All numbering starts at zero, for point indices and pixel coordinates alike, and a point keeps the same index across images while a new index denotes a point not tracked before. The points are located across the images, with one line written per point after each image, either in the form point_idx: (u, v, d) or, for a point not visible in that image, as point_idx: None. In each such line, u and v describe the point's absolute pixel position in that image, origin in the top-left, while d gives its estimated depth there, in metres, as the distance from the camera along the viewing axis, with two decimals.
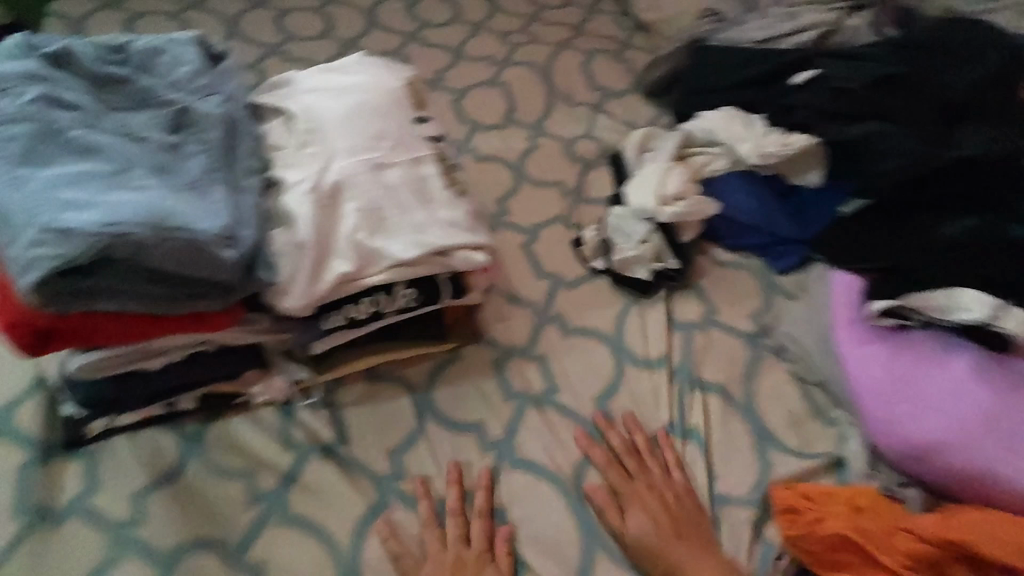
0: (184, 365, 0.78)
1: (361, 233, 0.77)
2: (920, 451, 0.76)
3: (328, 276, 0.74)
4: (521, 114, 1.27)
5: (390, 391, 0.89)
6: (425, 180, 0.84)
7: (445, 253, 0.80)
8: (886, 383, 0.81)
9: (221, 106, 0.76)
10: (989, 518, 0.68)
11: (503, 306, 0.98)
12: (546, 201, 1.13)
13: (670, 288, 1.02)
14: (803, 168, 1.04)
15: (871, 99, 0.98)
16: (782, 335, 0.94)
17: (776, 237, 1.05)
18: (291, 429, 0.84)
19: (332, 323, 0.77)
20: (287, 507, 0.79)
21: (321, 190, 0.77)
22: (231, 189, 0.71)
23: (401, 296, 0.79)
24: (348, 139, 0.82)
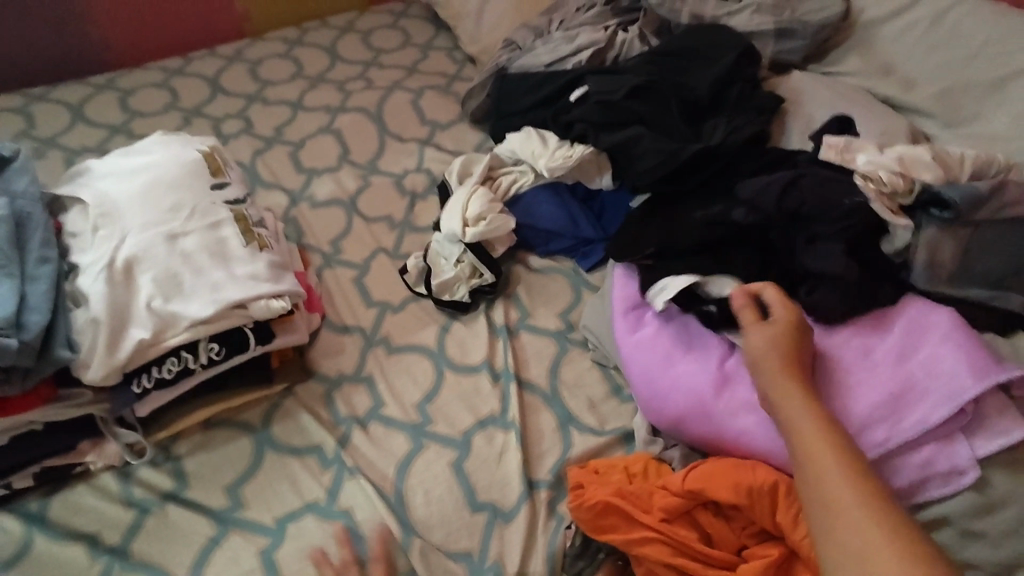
0: (12, 446, 0.84)
1: (157, 299, 0.85)
2: (673, 423, 0.84)
3: (126, 344, 0.82)
4: (354, 157, 1.38)
5: (228, 436, 0.94)
6: (224, 241, 0.93)
7: (244, 305, 0.88)
8: (649, 367, 0.88)
9: (7, 206, 0.85)
10: (724, 465, 0.77)
11: (334, 338, 1.07)
12: (374, 236, 1.23)
13: (489, 300, 1.12)
14: (594, 173, 1.15)
15: (630, 109, 1.11)
16: (584, 328, 1.05)
17: (581, 239, 1.16)
18: (128, 484, 0.89)
19: (142, 387, 0.84)
20: (130, 557, 0.83)
21: (115, 267, 0.85)
22: (22, 281, 0.80)
23: (204, 350, 0.86)
24: (142, 215, 0.90)
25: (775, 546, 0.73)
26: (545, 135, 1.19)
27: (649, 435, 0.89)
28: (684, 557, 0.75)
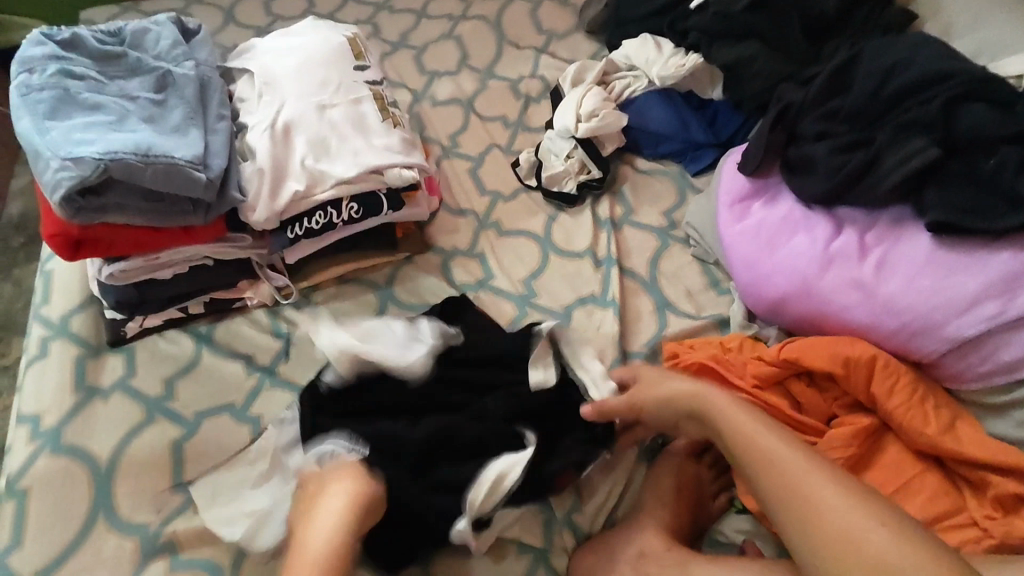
0: (188, 275, 0.99)
1: (309, 159, 0.96)
2: (774, 304, 0.88)
3: (285, 193, 0.94)
4: (473, 62, 1.44)
5: (357, 291, 1.07)
6: (364, 115, 1.03)
7: (382, 171, 0.99)
8: (753, 250, 0.91)
9: (195, 70, 0.98)
10: (823, 340, 0.79)
11: (450, 219, 1.16)
12: (490, 133, 1.30)
13: (595, 196, 1.16)
14: (707, 84, 1.17)
15: (746, 22, 1.09)
16: (687, 226, 1.08)
17: (690, 143, 1.18)
18: (276, 320, 1.03)
19: (294, 234, 0.97)
20: (277, 376, 0.98)
21: (276, 128, 0.97)
22: (206, 132, 0.93)
23: (346, 208, 0.98)
24: (298, 87, 1.02)
25: (865, 416, 0.76)
26: (660, 43, 1.21)
27: (746, 319, 0.93)
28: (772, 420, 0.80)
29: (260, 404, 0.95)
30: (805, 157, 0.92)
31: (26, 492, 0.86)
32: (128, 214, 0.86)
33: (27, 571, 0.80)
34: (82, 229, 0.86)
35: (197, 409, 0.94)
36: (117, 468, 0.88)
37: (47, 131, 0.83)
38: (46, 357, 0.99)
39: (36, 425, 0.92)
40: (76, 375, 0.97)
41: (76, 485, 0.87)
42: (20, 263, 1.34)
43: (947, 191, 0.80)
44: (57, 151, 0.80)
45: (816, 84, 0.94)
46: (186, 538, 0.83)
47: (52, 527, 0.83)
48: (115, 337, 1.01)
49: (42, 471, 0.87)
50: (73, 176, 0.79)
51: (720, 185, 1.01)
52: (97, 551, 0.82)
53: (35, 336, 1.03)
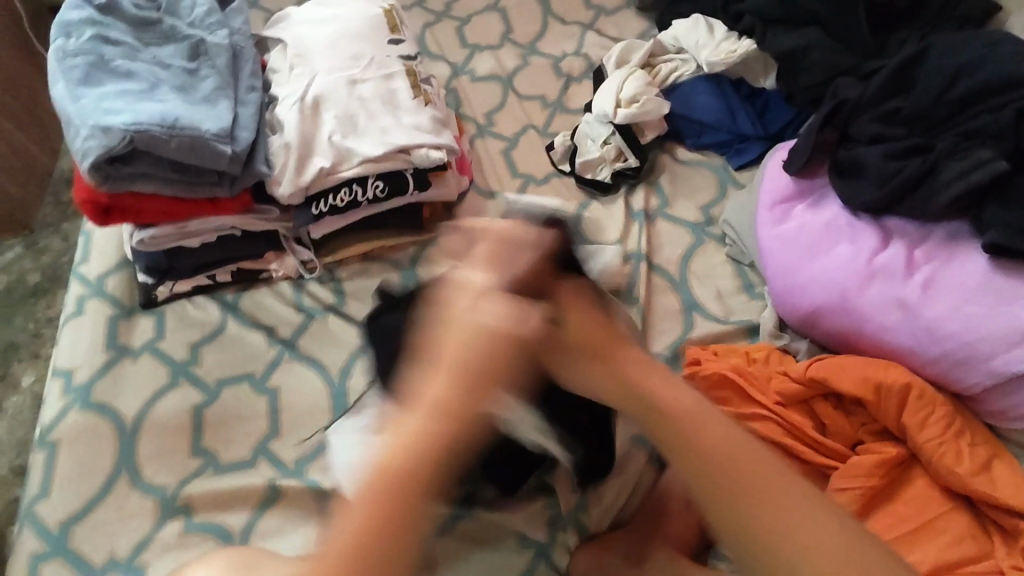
0: (216, 244, 1.01)
1: (336, 135, 0.95)
2: (807, 317, 0.83)
3: (311, 169, 0.93)
4: (517, 37, 1.40)
5: (381, 269, 1.06)
6: (394, 92, 1.01)
7: (408, 151, 0.97)
8: (789, 258, 0.86)
9: (228, 38, 0.97)
10: (854, 361, 0.74)
11: (479, 201, 1.13)
12: (528, 113, 1.27)
13: (629, 186, 1.12)
14: (759, 73, 1.11)
15: (807, 7, 1.02)
16: (724, 223, 1.03)
17: (736, 134, 1.11)
18: (300, 293, 1.04)
19: (320, 210, 0.97)
20: (298, 349, 0.99)
21: (305, 101, 0.96)
22: (234, 103, 0.93)
23: (371, 186, 0.97)
24: (328, 61, 1.00)
25: (892, 446, 0.71)
26: (712, 25, 1.13)
27: (776, 329, 0.88)
28: (793, 440, 0.76)
29: (279, 376, 0.96)
30: (857, 162, 0.84)
31: (55, 444, 0.90)
32: (154, 184, 0.86)
33: (53, 520, 0.84)
34: (110, 196, 0.86)
35: (219, 377, 0.97)
36: (140, 428, 0.92)
37: (78, 97, 0.83)
38: (82, 314, 1.03)
39: (68, 380, 0.96)
40: (109, 334, 1.01)
41: (102, 440, 0.91)
42: (70, 218, 1.40)
43: (1009, 211, 0.74)
44: (86, 119, 0.80)
45: (876, 81, 0.86)
46: (201, 500, 0.85)
47: (79, 480, 0.87)
48: (147, 299, 1.04)
49: (70, 425, 0.91)
50: (100, 145, 0.79)
51: (762, 184, 0.95)
52: (118, 507, 0.85)
53: (73, 293, 1.06)
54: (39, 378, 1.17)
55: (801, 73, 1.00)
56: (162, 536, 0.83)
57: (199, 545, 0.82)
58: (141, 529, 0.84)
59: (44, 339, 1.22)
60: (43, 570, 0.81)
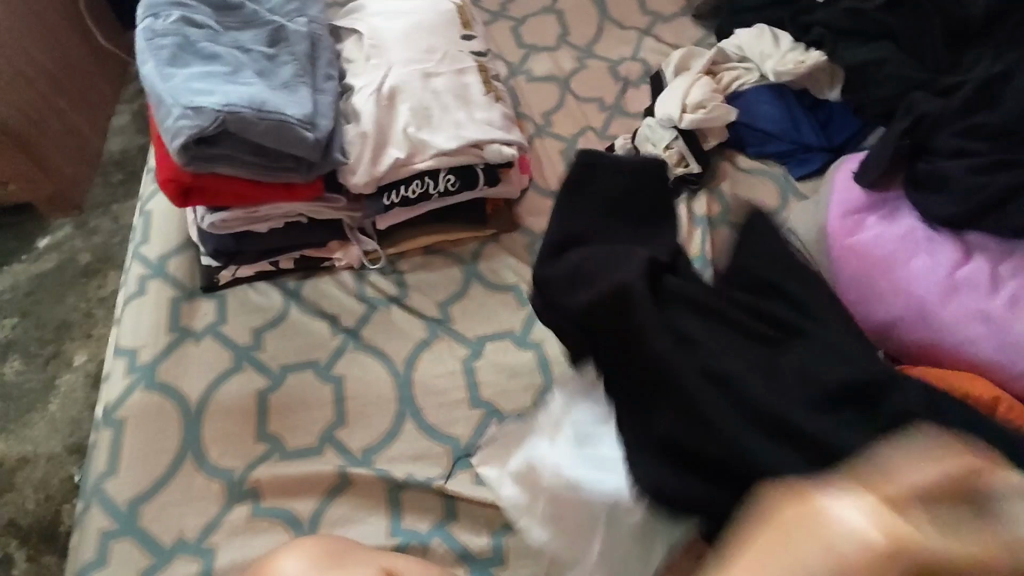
0: (283, 231, 1.00)
1: (411, 127, 0.95)
2: (882, 329, 0.84)
3: (386, 160, 0.94)
4: (574, 40, 1.40)
5: (443, 263, 1.06)
6: (467, 87, 1.01)
7: (480, 146, 0.97)
8: (864, 271, 0.87)
9: (306, 26, 0.98)
10: (936, 374, 0.75)
11: (541, 200, 1.14)
12: (587, 115, 1.27)
13: (691, 191, 1.12)
14: (825, 85, 1.10)
15: (880, 20, 1.02)
16: (786, 230, 1.02)
17: (798, 144, 1.12)
18: (362, 283, 1.04)
19: (390, 201, 0.97)
20: (361, 339, 0.99)
21: (381, 93, 0.97)
22: (313, 90, 0.93)
23: (442, 180, 0.97)
24: (404, 53, 1.01)
25: None
26: (778, 36, 1.14)
27: None
28: None
29: (343, 365, 0.96)
30: (937, 173, 0.85)
31: (122, 422, 0.90)
32: (236, 165, 0.87)
33: (121, 498, 0.84)
34: (193, 176, 0.88)
35: (283, 363, 0.97)
36: (204, 410, 0.92)
37: (168, 78, 0.84)
38: (143, 294, 1.02)
39: (132, 358, 0.96)
40: (171, 316, 1.00)
41: (167, 420, 0.90)
42: (120, 199, 1.40)
43: None
44: (178, 99, 0.82)
45: (957, 97, 0.87)
46: (268, 485, 0.85)
47: (146, 460, 0.87)
48: (208, 283, 1.03)
49: (135, 404, 0.91)
50: (191, 125, 0.81)
51: (831, 195, 0.95)
52: (185, 488, 0.85)
53: (133, 273, 1.06)
54: (92, 357, 1.19)
55: (874, 87, 1.01)
56: (230, 519, 0.83)
57: (267, 530, 0.82)
58: (209, 512, 0.84)
59: (96, 319, 1.23)
60: (113, 547, 0.81)
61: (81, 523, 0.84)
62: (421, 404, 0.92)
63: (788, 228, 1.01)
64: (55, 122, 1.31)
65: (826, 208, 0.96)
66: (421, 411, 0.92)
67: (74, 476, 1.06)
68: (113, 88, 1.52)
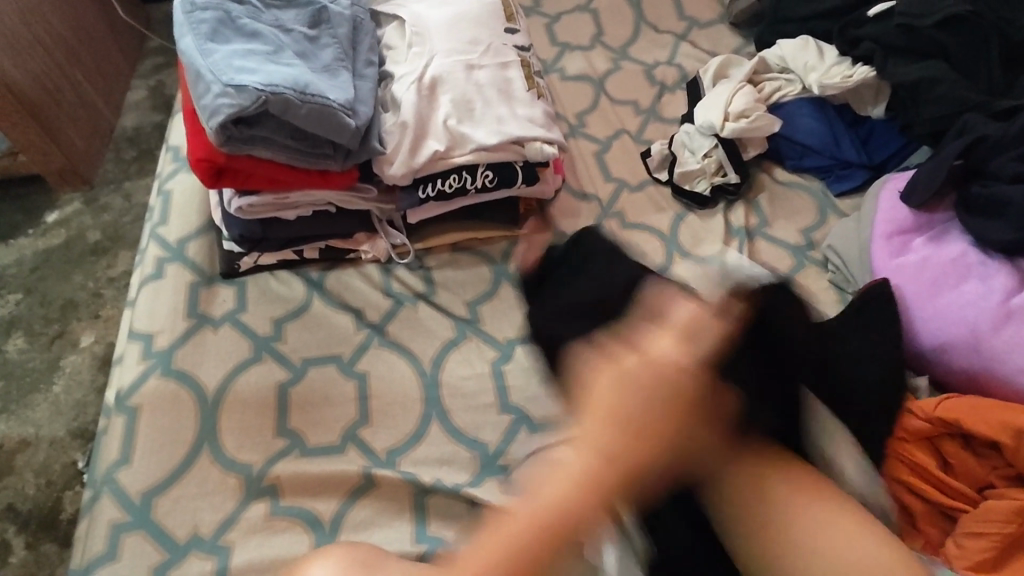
0: (311, 220, 0.96)
1: (452, 120, 0.92)
2: (929, 354, 0.82)
3: (425, 151, 0.90)
4: (609, 39, 1.35)
5: (471, 261, 1.02)
6: (510, 82, 0.98)
7: (521, 143, 0.94)
8: (913, 294, 0.85)
9: (349, 10, 0.95)
10: (988, 403, 0.74)
11: (573, 201, 1.10)
12: (621, 117, 1.23)
13: (728, 201, 1.09)
14: (868, 102, 1.08)
15: (937, 39, 1.00)
16: (826, 249, 1.00)
17: (839, 160, 1.09)
18: (388, 278, 1.00)
19: (425, 194, 0.94)
20: (386, 335, 0.95)
21: (423, 82, 0.94)
22: (354, 76, 0.90)
23: (480, 175, 0.94)
24: (447, 43, 0.98)
25: None
26: (822, 48, 1.12)
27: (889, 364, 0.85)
28: (918, 479, 0.74)
29: (367, 361, 0.92)
30: (996, 198, 0.84)
31: (136, 410, 0.86)
32: (274, 148, 0.84)
33: (135, 490, 0.81)
34: (228, 157, 0.85)
35: (305, 356, 0.92)
36: (222, 402, 0.87)
37: (209, 53, 0.82)
38: (161, 277, 0.98)
39: (148, 344, 0.92)
40: (189, 301, 0.96)
41: (183, 410, 0.87)
42: (132, 177, 1.35)
43: None
44: (219, 76, 0.79)
45: (1020, 121, 0.86)
46: (289, 483, 0.82)
47: (160, 451, 0.83)
48: (228, 269, 0.99)
49: (151, 391, 0.88)
50: (232, 103, 0.78)
51: (876, 214, 0.93)
52: (201, 482, 0.82)
53: (151, 255, 1.01)
54: (99, 339, 1.15)
55: (924, 107, 0.99)
56: (248, 516, 0.80)
57: (286, 530, 0.79)
58: (226, 507, 0.80)
59: (104, 299, 1.19)
60: (125, 540, 0.78)
61: (90, 513, 0.80)
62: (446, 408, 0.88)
63: (828, 245, 0.98)
64: (68, 93, 1.26)
65: (870, 226, 0.93)
66: (447, 413, 0.88)
67: (77, 462, 1.02)
68: (127, 61, 1.47)
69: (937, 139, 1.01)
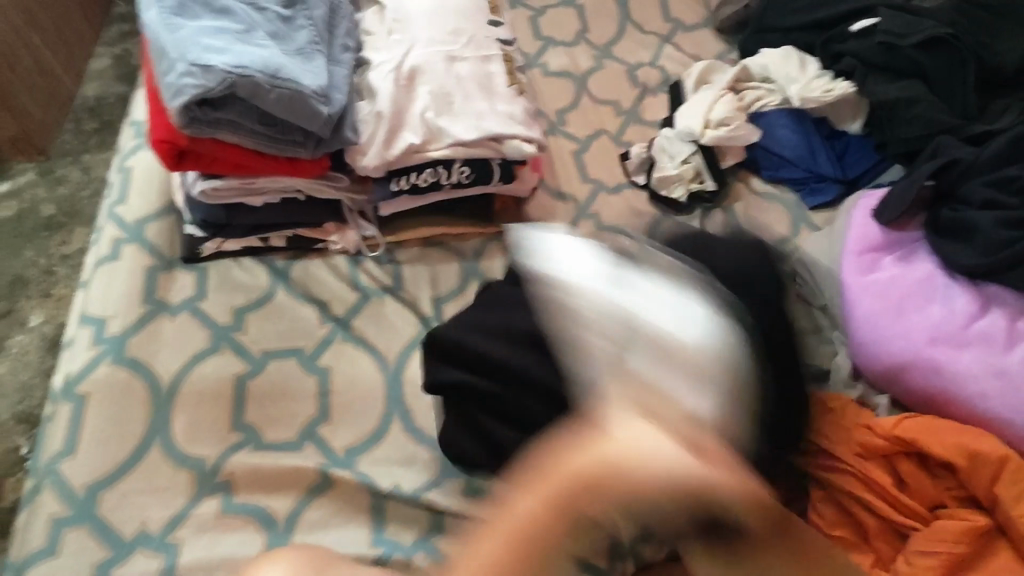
0: (279, 207, 0.93)
1: (429, 112, 0.90)
2: (890, 372, 0.83)
3: (399, 143, 0.88)
4: (593, 36, 1.32)
5: (442, 257, 1.00)
6: (491, 76, 0.96)
7: (499, 140, 0.92)
8: (879, 312, 0.86)
9: None
10: (944, 425, 0.75)
11: (550, 201, 1.08)
12: (602, 117, 1.21)
13: (703, 209, 1.09)
14: (846, 117, 1.09)
15: (915, 59, 1.01)
16: (798, 260, 1.00)
17: (814, 173, 1.09)
18: (355, 270, 0.97)
19: (399, 187, 0.92)
20: (350, 329, 0.92)
21: (401, 72, 0.91)
22: (328, 60, 0.87)
23: (456, 171, 0.92)
24: (428, 32, 0.95)
25: (979, 515, 0.71)
26: (804, 60, 1.12)
27: (851, 378, 0.88)
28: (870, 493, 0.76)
29: (330, 356, 0.89)
30: (966, 222, 0.86)
31: (83, 398, 0.82)
32: (240, 133, 0.81)
33: (79, 483, 0.77)
34: (192, 139, 0.82)
35: (265, 348, 0.89)
36: (176, 394, 0.84)
37: (175, 29, 0.78)
38: (117, 259, 0.94)
39: (100, 329, 0.88)
40: (145, 286, 0.92)
41: (134, 400, 0.83)
42: (92, 149, 1.29)
43: None
44: (184, 54, 0.76)
45: (990, 148, 0.88)
46: (244, 479, 0.79)
47: (108, 443, 0.80)
48: (189, 254, 0.95)
49: (101, 379, 0.84)
50: (198, 84, 0.74)
51: (846, 230, 0.95)
52: (150, 476, 0.79)
53: (107, 235, 0.97)
54: (48, 320, 1.09)
55: (901, 126, 1.00)
56: (197, 513, 0.77)
57: (238, 529, 0.77)
58: (175, 504, 0.78)
59: (56, 277, 1.14)
60: (67, 536, 0.75)
61: (30, 506, 0.77)
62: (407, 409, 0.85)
63: (799, 256, 0.99)
64: (26, 58, 1.19)
65: (840, 243, 0.94)
66: (411, 415, 0.85)
67: (19, 448, 0.97)
68: (91, 27, 1.40)
69: (910, 159, 1.03)
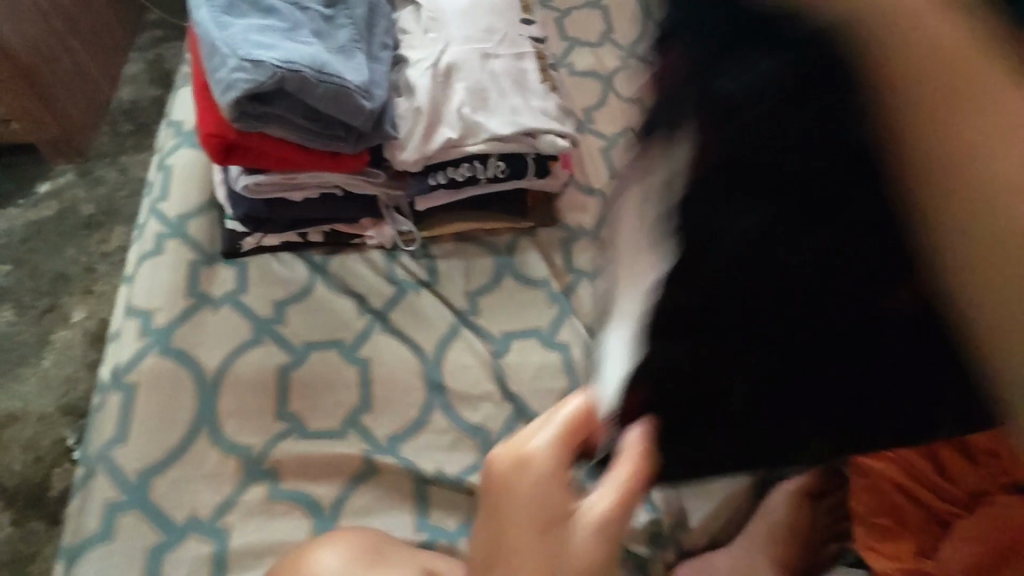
0: (318, 203, 0.95)
1: (466, 108, 0.91)
2: None
3: (437, 138, 0.90)
4: (618, 35, 1.33)
5: (477, 251, 1.00)
6: (525, 73, 0.98)
7: (534, 135, 0.93)
8: None
9: None
10: None
11: (581, 198, 1.07)
12: (629, 115, 1.23)
13: None
14: None
15: None
16: None
17: None
18: (391, 264, 0.98)
19: (436, 180, 0.94)
20: (389, 321, 0.93)
21: (438, 68, 0.93)
22: (368, 57, 0.89)
23: (492, 166, 0.94)
24: (465, 31, 0.97)
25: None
26: None
27: None
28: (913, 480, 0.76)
29: (370, 347, 0.90)
30: None
31: (133, 386, 0.85)
32: (285, 127, 0.83)
33: (131, 468, 0.79)
34: (239, 134, 0.84)
35: (306, 339, 0.91)
36: (220, 382, 0.86)
37: (225, 27, 0.81)
38: (161, 253, 0.96)
39: (147, 320, 0.90)
40: (188, 279, 0.94)
41: (180, 391, 0.85)
42: (129, 151, 1.32)
43: None
44: (234, 51, 0.78)
45: None
46: (289, 467, 0.81)
47: (157, 429, 0.82)
48: (230, 249, 0.97)
49: (149, 369, 0.86)
50: (248, 78, 0.77)
51: None
52: (197, 463, 0.80)
53: (150, 230, 0.99)
54: (90, 315, 1.12)
55: None
56: (245, 499, 0.79)
57: (285, 514, 0.79)
58: (223, 491, 0.79)
59: (97, 274, 1.16)
60: (119, 520, 0.76)
61: (84, 491, 0.79)
62: (417, 383, 0.88)
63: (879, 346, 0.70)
64: (66, 61, 1.22)
65: None
66: (450, 400, 0.87)
67: (66, 439, 1.00)
68: (124, 34, 1.43)
69: None
